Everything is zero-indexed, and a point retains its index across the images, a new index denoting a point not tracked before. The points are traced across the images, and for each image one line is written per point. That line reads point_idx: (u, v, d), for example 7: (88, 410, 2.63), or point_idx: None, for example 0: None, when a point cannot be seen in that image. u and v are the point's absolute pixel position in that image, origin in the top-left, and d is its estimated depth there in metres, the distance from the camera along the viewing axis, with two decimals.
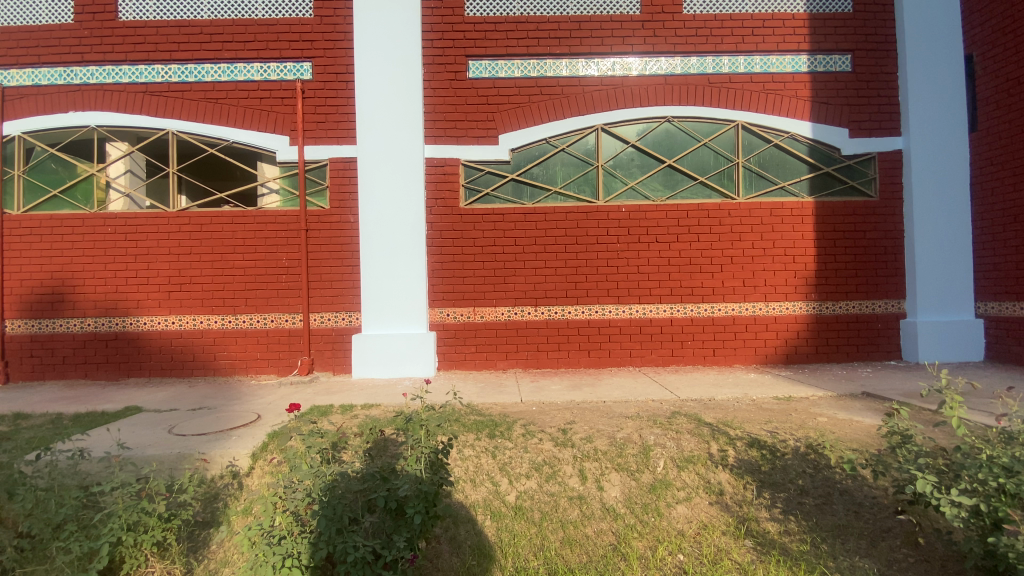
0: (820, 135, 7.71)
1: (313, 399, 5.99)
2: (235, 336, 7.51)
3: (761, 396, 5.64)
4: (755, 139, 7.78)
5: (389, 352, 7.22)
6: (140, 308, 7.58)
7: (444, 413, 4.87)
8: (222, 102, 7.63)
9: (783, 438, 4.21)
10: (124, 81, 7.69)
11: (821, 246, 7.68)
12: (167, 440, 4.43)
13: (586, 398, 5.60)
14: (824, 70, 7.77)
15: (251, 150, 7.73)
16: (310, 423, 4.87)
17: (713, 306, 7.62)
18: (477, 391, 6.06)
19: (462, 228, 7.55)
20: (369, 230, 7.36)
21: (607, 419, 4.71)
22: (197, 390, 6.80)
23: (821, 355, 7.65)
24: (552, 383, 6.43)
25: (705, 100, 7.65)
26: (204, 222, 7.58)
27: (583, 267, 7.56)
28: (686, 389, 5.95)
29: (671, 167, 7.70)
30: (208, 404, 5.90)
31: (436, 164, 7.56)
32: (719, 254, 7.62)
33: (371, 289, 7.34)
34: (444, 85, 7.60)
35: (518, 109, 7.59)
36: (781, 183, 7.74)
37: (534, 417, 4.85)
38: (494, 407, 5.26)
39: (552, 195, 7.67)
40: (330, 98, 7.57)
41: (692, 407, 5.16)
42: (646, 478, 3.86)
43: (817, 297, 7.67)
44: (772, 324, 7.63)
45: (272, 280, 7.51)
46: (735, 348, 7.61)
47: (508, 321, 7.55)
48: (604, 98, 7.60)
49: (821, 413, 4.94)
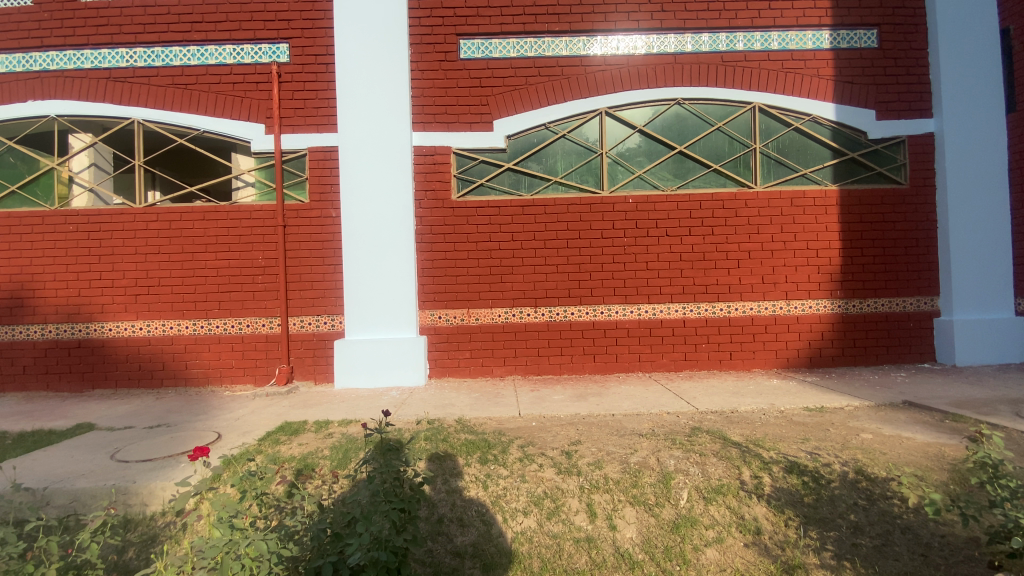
0: (844, 117, 7.06)
1: (288, 413, 5.35)
2: (207, 343, 6.87)
3: (790, 407, 5.00)
4: (774, 122, 7.14)
5: (375, 359, 6.59)
6: (104, 314, 6.97)
7: (431, 435, 4.26)
8: (192, 88, 7.00)
9: (827, 462, 3.58)
10: (85, 66, 7.06)
11: (847, 238, 7.03)
12: (107, 469, 3.90)
13: (592, 411, 4.96)
14: (849, 46, 7.10)
15: (225, 140, 7.10)
16: (277, 446, 4.25)
17: (730, 305, 6.97)
18: (470, 402, 5.43)
19: (454, 223, 6.92)
20: (352, 226, 6.74)
21: (618, 438, 4.08)
22: (163, 403, 6.17)
23: (848, 358, 7.01)
24: (554, 392, 5.79)
25: (718, 80, 7.00)
26: (173, 218, 6.95)
27: (587, 264, 6.92)
28: (704, 400, 5.30)
29: (682, 154, 7.07)
30: (168, 421, 5.27)
31: (425, 153, 6.93)
32: (735, 249, 6.97)
33: (355, 291, 6.71)
34: (433, 67, 6.96)
35: (514, 92, 6.95)
36: (802, 170, 7.10)
37: (534, 436, 4.22)
38: (488, 424, 4.63)
39: (552, 185, 7.03)
40: (309, 82, 6.93)
41: (714, 422, 4.52)
42: (667, 514, 3.23)
43: (842, 294, 7.01)
44: (794, 324, 6.98)
45: (248, 281, 6.88)
46: (754, 351, 6.96)
47: (505, 324, 6.90)
48: (608, 80, 6.96)
49: (865, 429, 4.30)
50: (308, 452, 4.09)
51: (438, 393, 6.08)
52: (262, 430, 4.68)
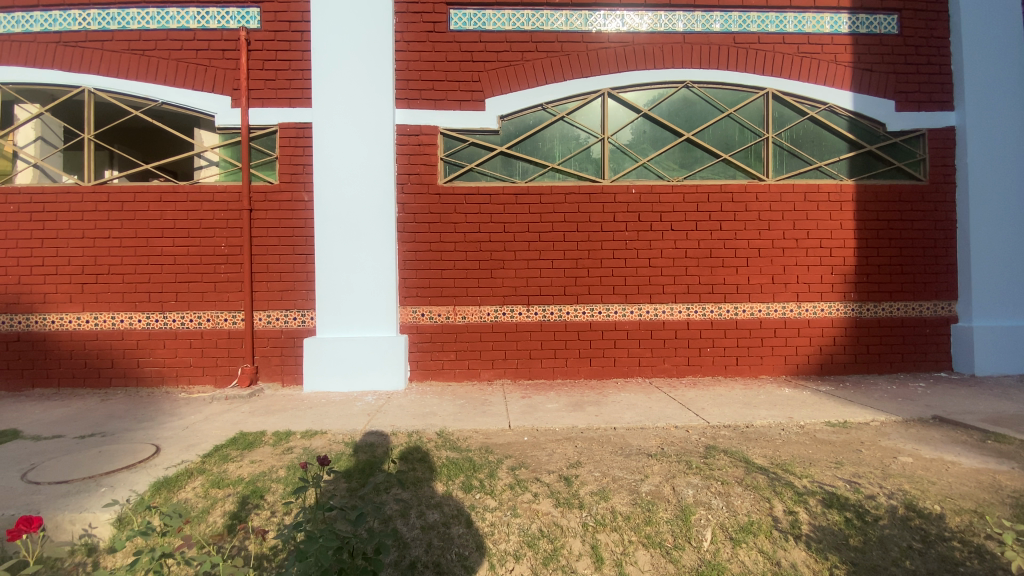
0: (862, 107, 6.56)
1: (245, 422, 4.70)
2: (162, 339, 6.17)
3: (810, 422, 4.50)
4: (787, 110, 6.63)
5: (349, 359, 5.96)
6: (46, 304, 6.17)
7: (407, 454, 3.67)
8: (149, 54, 6.20)
9: (870, 495, 3.09)
10: (34, 30, 6.21)
11: (863, 236, 6.54)
12: (12, 492, 3.22)
13: (591, 423, 4.37)
14: (868, 31, 6.60)
15: (186, 114, 6.36)
16: (224, 465, 3.60)
17: (737, 307, 6.45)
18: (453, 412, 4.83)
19: (439, 210, 6.30)
20: (327, 212, 6.09)
21: (623, 459, 3.52)
22: (108, 407, 5.44)
23: (861, 366, 6.54)
24: (547, 400, 5.22)
25: (730, 63, 6.45)
26: (125, 199, 6.19)
27: (585, 259, 6.35)
28: (715, 411, 4.76)
29: (690, 142, 6.52)
30: (105, 430, 4.57)
31: (409, 133, 6.29)
32: (744, 246, 6.44)
33: (329, 284, 6.07)
34: (419, 39, 6.32)
35: (508, 68, 6.33)
36: (817, 162, 6.60)
37: (526, 455, 3.64)
38: (473, 438, 4.04)
39: (548, 172, 6.44)
40: (282, 52, 6.23)
41: (729, 440, 3.97)
42: (688, 559, 2.68)
43: (856, 297, 6.54)
44: (805, 328, 6.49)
45: (209, 271, 6.19)
46: (761, 357, 6.45)
47: (494, 323, 6.31)
48: (612, 58, 6.37)
49: (901, 451, 3.83)
50: (259, 473, 3.46)
51: (419, 399, 5.47)
52: (211, 443, 4.03)
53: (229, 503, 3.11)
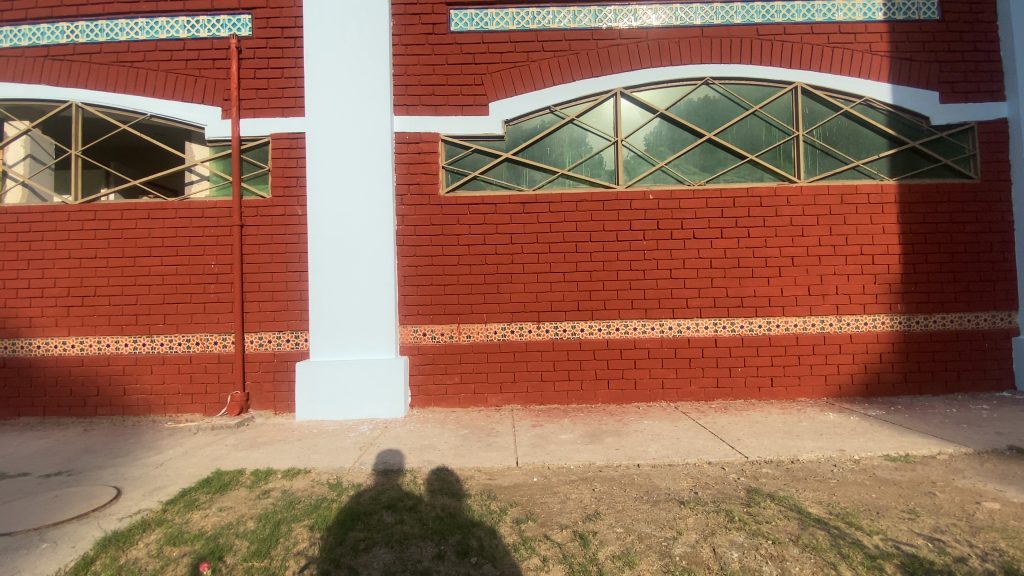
0: (902, 100, 5.98)
1: (225, 457, 4.25)
2: (150, 364, 5.80)
3: (866, 456, 3.88)
4: (819, 106, 6.08)
5: (345, 384, 5.50)
6: (30, 328, 5.85)
7: (397, 502, 3.17)
8: (138, 66, 5.94)
9: (963, 559, 2.47)
10: (22, 44, 6.00)
11: (908, 241, 5.92)
12: None
13: (611, 460, 3.81)
14: (906, 18, 6.03)
15: (176, 127, 6.07)
16: (187, 515, 3.15)
17: (770, 322, 5.85)
18: (455, 445, 4.32)
19: (442, 222, 5.86)
20: (321, 226, 5.69)
21: (650, 509, 2.97)
22: (87, 438, 5.06)
23: (911, 385, 5.87)
24: (561, 430, 4.68)
25: (754, 57, 5.94)
26: (112, 216, 5.88)
27: (599, 272, 5.83)
28: (752, 443, 4.16)
29: (712, 142, 6.01)
30: (73, 467, 4.17)
31: (409, 140, 5.90)
32: (776, 255, 5.86)
33: (324, 303, 5.65)
34: (418, 42, 5.95)
35: (513, 69, 5.91)
36: (854, 162, 6.01)
37: (534, 503, 3.11)
38: (475, 480, 3.54)
39: (559, 179, 5.98)
40: (274, 59, 5.91)
41: (774, 481, 3.39)
42: None
43: (903, 309, 5.89)
44: (847, 344, 5.84)
45: (199, 291, 5.82)
46: (799, 377, 5.81)
47: (502, 343, 5.80)
48: (625, 55, 5.91)
49: (983, 494, 3.20)
50: (224, 526, 3.00)
51: (418, 428, 4.96)
52: (180, 487, 3.59)
53: (183, 566, 2.64)
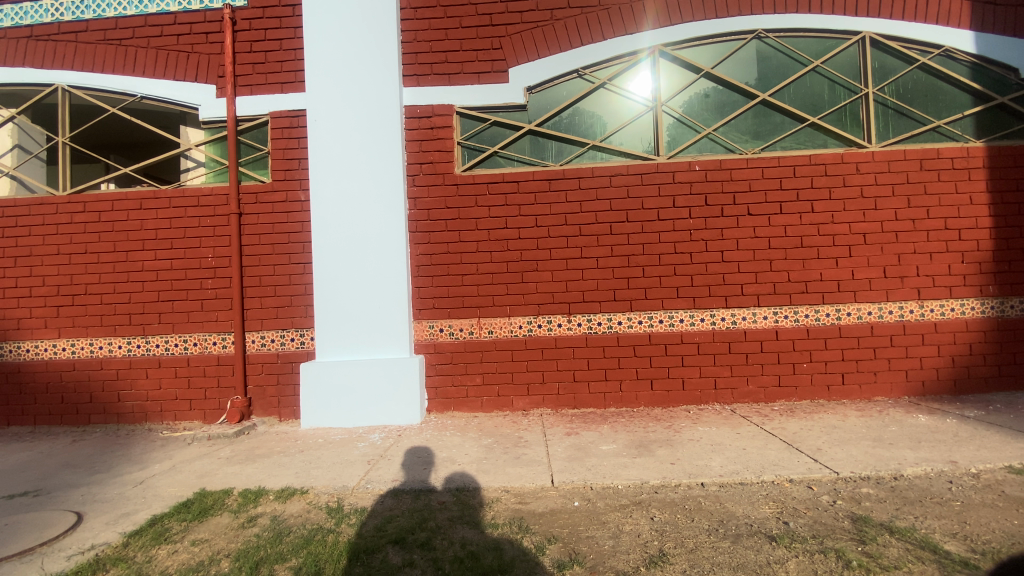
0: (990, 48, 5.12)
1: (213, 474, 3.70)
2: (145, 367, 5.32)
3: (988, 470, 3.10)
4: (890, 59, 5.25)
5: (353, 387, 4.92)
6: (20, 330, 5.44)
7: (407, 536, 2.54)
8: (127, 43, 5.47)
9: None
10: (5, 24, 5.58)
11: (1002, 213, 5.05)
12: None
13: (667, 477, 3.11)
14: None
15: (168, 110, 5.59)
16: (152, 551, 2.59)
17: (839, 309, 5.05)
18: (478, 457, 3.68)
19: (458, 205, 5.24)
20: (325, 212, 5.13)
21: (732, 551, 2.28)
22: (74, 450, 4.59)
23: (1008, 381, 5.01)
24: (600, 439, 4.00)
25: (813, 4, 5.14)
26: (103, 208, 5.43)
27: (638, 256, 5.13)
28: (838, 454, 3.42)
29: (765, 105, 5.25)
30: (44, 486, 3.67)
31: (420, 115, 5.30)
32: (845, 232, 5.06)
33: (331, 298, 5.08)
34: (428, 4, 5.33)
35: (535, 30, 5.24)
36: (934, 122, 5.17)
37: (578, 538, 2.47)
38: (503, 504, 2.90)
39: (589, 152, 5.29)
40: (272, 30, 5.37)
41: (883, 507, 2.66)
42: None
43: (997, 292, 5.03)
44: (932, 334, 5.01)
45: (195, 287, 5.33)
46: (874, 374, 5.01)
47: (529, 339, 5.14)
48: (661, 9, 5.18)
49: None
50: (193, 567, 2.42)
51: (436, 437, 4.33)
52: (153, 513, 3.04)
53: None
